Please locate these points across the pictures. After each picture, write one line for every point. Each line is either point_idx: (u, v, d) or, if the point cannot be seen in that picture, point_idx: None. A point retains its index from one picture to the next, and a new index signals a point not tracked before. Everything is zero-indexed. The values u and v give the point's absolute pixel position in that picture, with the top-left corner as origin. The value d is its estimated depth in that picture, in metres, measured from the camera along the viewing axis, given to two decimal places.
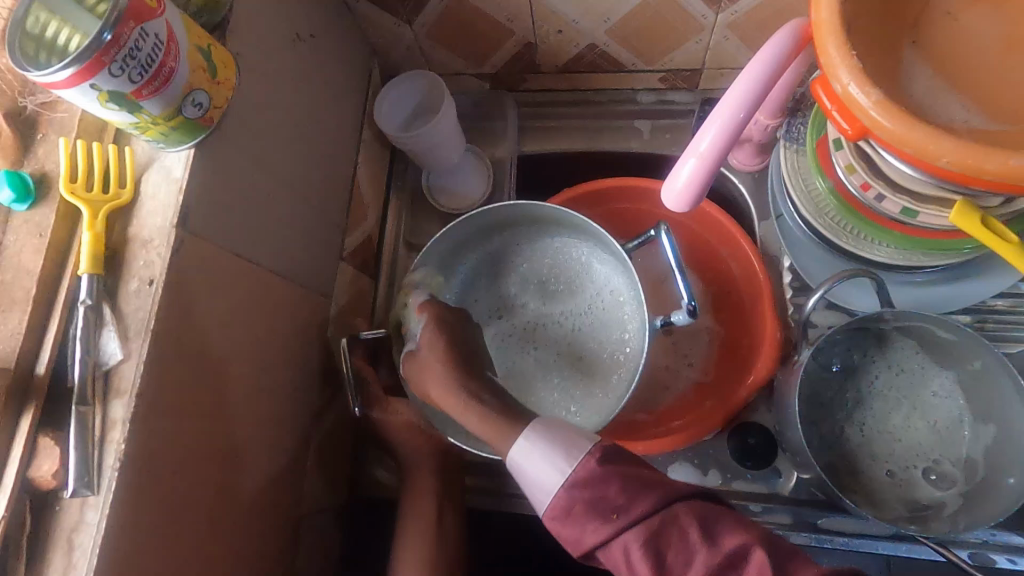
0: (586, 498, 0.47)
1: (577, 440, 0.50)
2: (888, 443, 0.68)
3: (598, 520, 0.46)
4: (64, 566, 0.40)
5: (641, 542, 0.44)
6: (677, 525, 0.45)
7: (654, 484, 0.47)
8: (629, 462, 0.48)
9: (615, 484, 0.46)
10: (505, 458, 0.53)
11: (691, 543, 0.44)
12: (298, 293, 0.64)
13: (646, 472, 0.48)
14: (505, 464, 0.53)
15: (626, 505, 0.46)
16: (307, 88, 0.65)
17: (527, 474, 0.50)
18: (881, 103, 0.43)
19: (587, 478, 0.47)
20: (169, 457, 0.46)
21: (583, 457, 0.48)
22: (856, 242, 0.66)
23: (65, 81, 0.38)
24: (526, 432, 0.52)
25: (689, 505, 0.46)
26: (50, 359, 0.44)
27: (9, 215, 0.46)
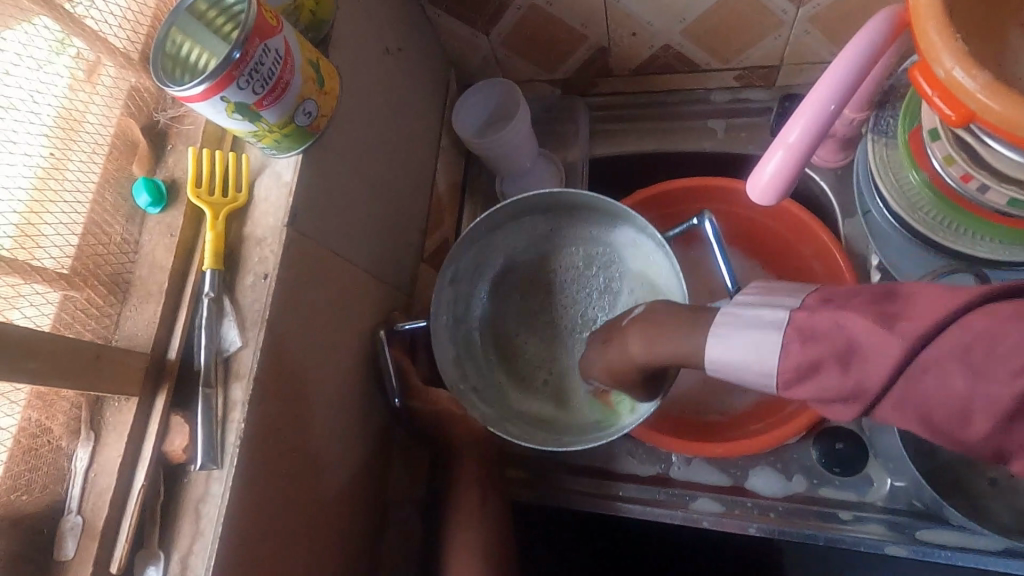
0: (801, 386, 0.45)
1: (796, 292, 0.49)
2: None
3: (812, 404, 0.45)
4: (193, 533, 0.44)
5: (811, 396, 0.44)
6: (784, 357, 0.45)
7: (793, 349, 0.45)
8: (825, 339, 0.42)
9: (834, 370, 0.42)
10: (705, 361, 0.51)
11: (858, 356, 0.41)
12: (385, 291, 0.68)
13: (784, 357, 0.45)
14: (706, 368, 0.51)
15: (780, 377, 0.45)
16: (393, 96, 0.68)
17: (744, 359, 0.48)
18: (990, 86, 0.41)
19: (803, 360, 0.44)
20: (278, 440, 0.50)
21: (794, 305, 0.47)
22: (955, 238, 0.63)
23: (200, 95, 0.43)
24: (727, 303, 0.52)
25: (842, 312, 0.42)
26: (179, 346, 0.48)
27: (144, 217, 0.52)
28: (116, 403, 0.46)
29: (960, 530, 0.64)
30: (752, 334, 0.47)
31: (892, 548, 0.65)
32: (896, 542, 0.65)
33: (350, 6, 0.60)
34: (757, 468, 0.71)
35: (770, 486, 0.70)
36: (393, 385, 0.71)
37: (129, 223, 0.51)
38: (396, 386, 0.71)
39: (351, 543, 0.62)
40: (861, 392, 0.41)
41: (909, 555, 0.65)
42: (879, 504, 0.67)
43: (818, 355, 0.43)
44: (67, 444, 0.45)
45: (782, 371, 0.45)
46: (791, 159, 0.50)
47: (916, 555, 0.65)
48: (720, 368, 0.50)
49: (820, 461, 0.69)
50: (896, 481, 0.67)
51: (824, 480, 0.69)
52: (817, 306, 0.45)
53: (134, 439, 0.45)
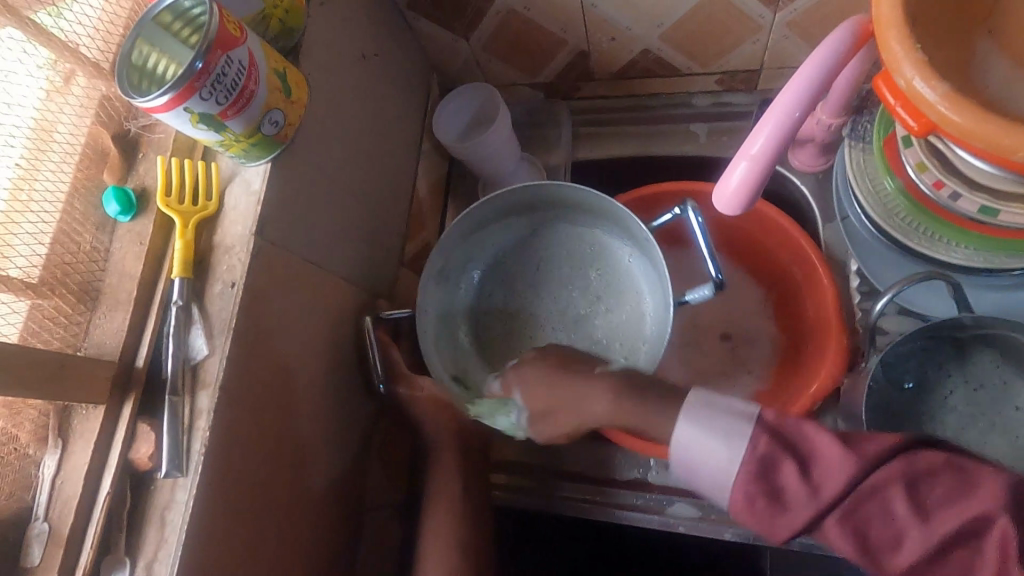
0: (760, 490, 0.42)
1: (736, 423, 0.45)
2: None
3: (782, 511, 0.42)
4: (158, 540, 0.45)
5: (840, 524, 0.41)
6: (816, 465, 0.42)
7: (840, 459, 0.41)
8: (762, 459, 0.43)
9: (793, 469, 0.42)
10: (668, 455, 0.48)
11: (899, 519, 0.40)
12: (362, 296, 0.68)
13: (815, 450, 0.43)
14: (669, 462, 0.48)
15: (810, 494, 0.41)
16: (370, 103, 0.68)
17: (702, 461, 0.45)
18: (949, 97, 0.41)
19: (764, 459, 0.43)
20: (247, 448, 0.50)
21: (746, 447, 0.44)
22: (930, 244, 0.63)
23: (163, 106, 0.43)
24: (679, 424, 0.47)
25: (889, 472, 0.41)
26: (147, 355, 0.49)
27: (115, 226, 0.52)
28: (82, 411, 0.46)
29: None
30: (717, 436, 0.45)
31: None
32: None
33: (323, 14, 0.60)
34: None
35: None
36: (371, 390, 0.71)
37: (100, 232, 0.52)
38: (374, 390, 0.72)
39: (325, 547, 0.63)
40: (903, 539, 0.40)
41: None
42: None
43: (787, 455, 0.43)
44: (35, 452, 0.46)
45: (821, 486, 0.41)
46: (757, 167, 0.50)
47: None
48: (683, 454, 0.47)
49: None
50: None
51: None
52: (798, 424, 0.44)
53: (101, 446, 0.46)
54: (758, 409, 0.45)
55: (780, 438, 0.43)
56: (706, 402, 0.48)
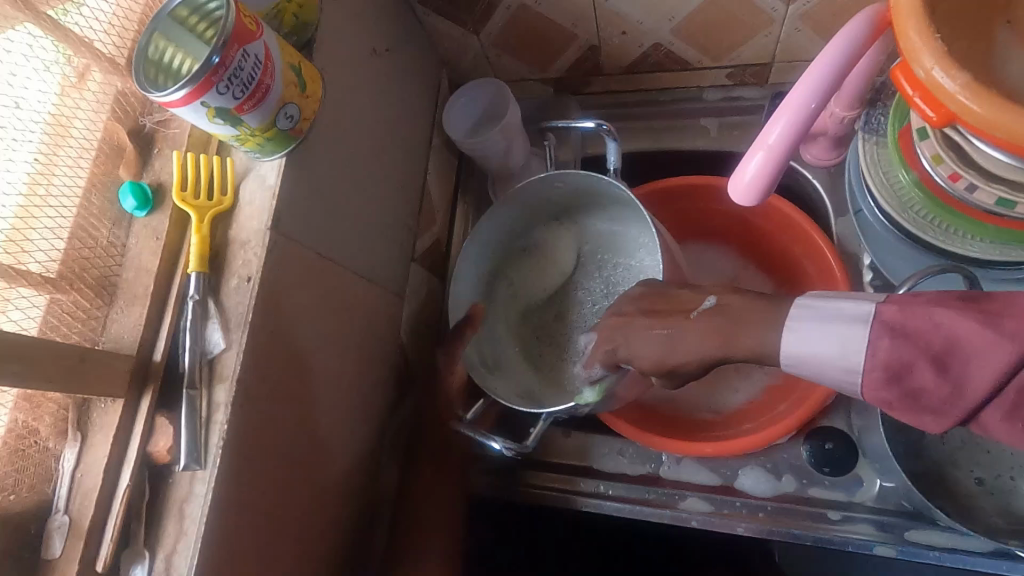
0: (895, 397, 0.37)
1: (846, 313, 0.41)
2: (976, 454, 0.67)
3: (928, 410, 0.36)
4: (177, 532, 0.45)
5: (1006, 421, 0.34)
6: (962, 353, 0.35)
7: (992, 347, 0.34)
8: (904, 349, 0.37)
9: (929, 371, 0.35)
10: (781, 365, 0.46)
11: None
12: (374, 291, 0.68)
13: (955, 337, 0.35)
14: (783, 369, 0.46)
15: (953, 392, 0.35)
16: (381, 98, 0.68)
17: (813, 364, 0.43)
18: (970, 87, 0.41)
19: (890, 361, 0.37)
20: (263, 443, 0.50)
21: (865, 341, 0.39)
22: (945, 238, 0.62)
23: (180, 100, 0.43)
24: (787, 331, 0.45)
25: None
26: (164, 349, 0.49)
27: (132, 221, 0.52)
28: (101, 405, 0.46)
29: (947, 531, 0.63)
30: (831, 342, 0.41)
31: (880, 548, 0.65)
32: (885, 542, 0.64)
33: (335, 9, 0.60)
34: (746, 468, 0.71)
35: (759, 486, 0.70)
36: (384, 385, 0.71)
37: (116, 227, 0.52)
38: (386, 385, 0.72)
39: (339, 541, 0.63)
40: None
41: (897, 556, 0.64)
42: (867, 504, 0.67)
43: (918, 355, 0.36)
44: (54, 445, 0.46)
45: (969, 378, 0.34)
46: (772, 160, 0.50)
47: (904, 556, 0.64)
48: (796, 362, 0.44)
49: (810, 460, 0.69)
50: (885, 482, 0.67)
51: (813, 480, 0.69)
52: (924, 307, 0.37)
53: (120, 440, 0.46)
54: (874, 306, 0.39)
55: (902, 333, 0.37)
56: (821, 300, 0.43)
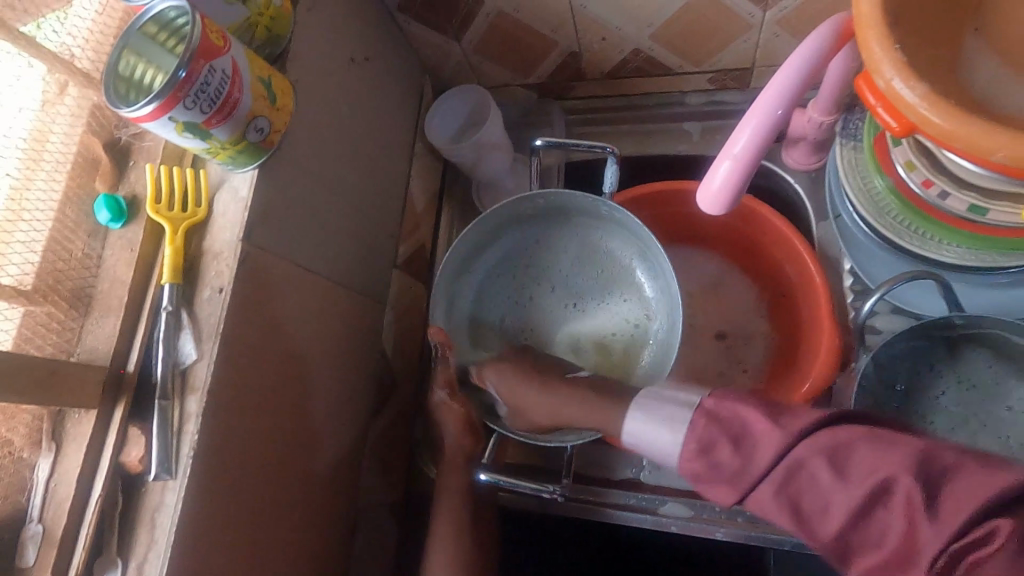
0: (699, 466, 0.44)
1: (677, 411, 0.47)
2: None
3: (723, 480, 0.42)
4: (148, 541, 0.46)
5: (775, 496, 0.40)
6: (806, 470, 0.39)
7: (769, 433, 0.41)
8: (721, 424, 0.44)
9: (726, 448, 0.42)
10: (621, 435, 0.53)
11: (825, 489, 0.38)
12: (354, 298, 0.69)
13: (747, 426, 0.42)
14: (623, 441, 0.52)
15: (738, 463, 0.41)
16: (361, 106, 0.69)
17: (650, 444, 0.49)
18: (928, 97, 0.41)
19: (701, 439, 0.44)
20: (236, 453, 0.51)
21: (687, 425, 0.46)
22: (921, 243, 0.62)
23: (147, 116, 0.43)
24: (633, 406, 0.51)
25: (812, 443, 0.39)
26: (138, 360, 0.49)
27: (107, 233, 0.53)
28: (75, 415, 0.47)
29: None
30: (661, 423, 0.48)
31: None
32: None
33: (312, 19, 0.60)
34: None
35: None
36: (365, 391, 0.72)
37: (92, 239, 0.53)
38: (368, 391, 0.72)
39: (317, 547, 0.64)
40: (830, 506, 0.38)
41: None
42: None
43: (720, 436, 0.43)
44: (29, 455, 0.47)
45: (819, 522, 0.39)
46: (740, 168, 0.49)
47: None
48: (636, 440, 0.50)
49: None
50: None
51: None
52: (735, 404, 0.44)
53: (93, 450, 0.47)
54: (699, 398, 0.46)
55: (715, 419, 0.44)
56: (661, 390, 0.51)
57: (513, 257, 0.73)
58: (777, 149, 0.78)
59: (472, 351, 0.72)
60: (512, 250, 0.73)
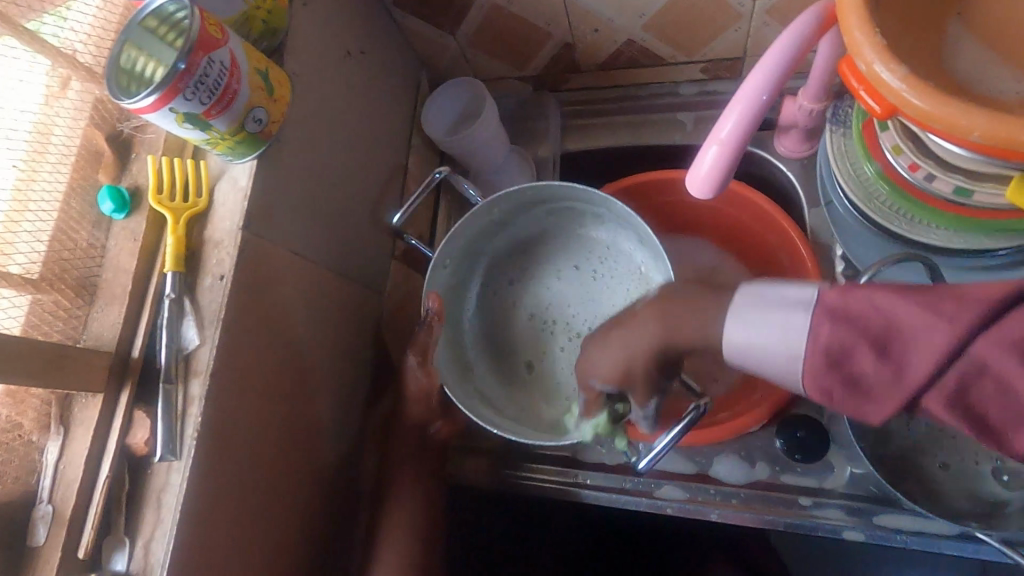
0: (832, 380, 0.38)
1: (790, 313, 0.41)
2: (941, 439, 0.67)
3: (869, 396, 0.36)
4: (154, 520, 0.47)
5: (947, 407, 0.34)
6: (986, 377, 0.33)
7: (928, 334, 0.34)
8: (853, 321, 0.37)
9: (869, 356, 0.36)
10: (724, 351, 0.47)
11: (1021, 396, 0.32)
12: (353, 288, 0.70)
13: (896, 322, 0.35)
14: (725, 359, 0.47)
15: (892, 377, 0.35)
16: (358, 99, 0.70)
17: (762, 354, 0.43)
18: (907, 79, 0.42)
19: (831, 345, 0.38)
20: (239, 435, 0.52)
21: (811, 327, 0.39)
22: (910, 227, 0.63)
23: (148, 107, 0.45)
24: (732, 309, 0.45)
25: (989, 339, 0.32)
26: (142, 346, 0.51)
27: (111, 223, 0.54)
28: (82, 399, 0.49)
29: (914, 515, 0.65)
30: (772, 326, 0.42)
31: (850, 533, 0.66)
32: (855, 527, 0.66)
33: (307, 13, 0.61)
34: (720, 457, 0.72)
35: (733, 473, 0.71)
36: (365, 379, 0.73)
37: (96, 228, 0.54)
38: (367, 380, 0.74)
39: (319, 530, 0.65)
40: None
41: (867, 540, 0.66)
42: (838, 491, 0.68)
43: (859, 341, 0.37)
44: (38, 438, 0.48)
45: (1004, 433, 0.34)
46: (726, 152, 0.50)
47: (872, 541, 0.66)
48: (742, 352, 0.44)
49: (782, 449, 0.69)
50: (856, 469, 0.68)
51: (786, 468, 0.70)
52: (867, 296, 0.37)
53: (100, 432, 0.48)
54: (815, 291, 0.40)
55: (842, 319, 0.38)
56: (765, 287, 0.44)
57: (511, 245, 0.79)
58: (769, 137, 0.79)
59: (470, 328, 0.79)
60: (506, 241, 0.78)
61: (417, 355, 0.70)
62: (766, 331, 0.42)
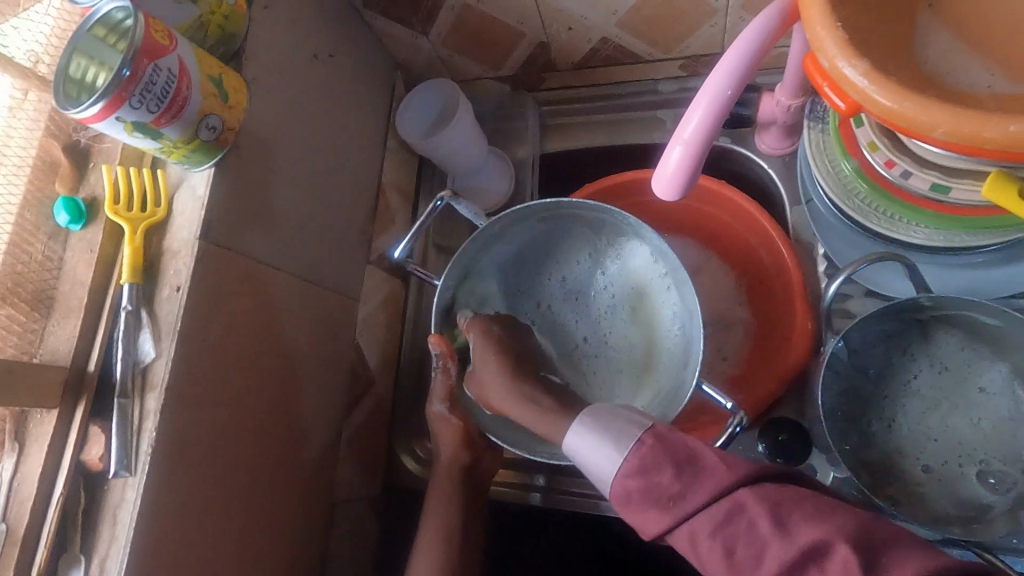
0: (637, 484, 0.45)
1: (629, 426, 0.48)
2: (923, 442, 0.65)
3: (656, 503, 0.44)
4: (109, 538, 0.46)
5: (712, 533, 0.42)
6: (746, 516, 0.42)
7: (715, 471, 0.45)
8: (648, 467, 0.45)
9: (669, 473, 0.45)
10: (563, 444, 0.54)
11: (762, 535, 0.41)
12: (324, 295, 0.69)
13: (695, 454, 0.45)
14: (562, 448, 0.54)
15: (682, 487, 0.44)
16: (326, 103, 0.69)
17: (591, 464, 0.50)
18: (870, 74, 0.40)
19: (643, 462, 0.46)
20: (200, 449, 0.51)
21: (634, 445, 0.47)
22: (889, 226, 0.62)
23: (94, 116, 0.44)
24: (580, 418, 0.52)
25: (756, 492, 0.43)
26: (98, 359, 0.50)
27: (68, 235, 0.53)
28: (37, 415, 0.48)
29: None
30: (609, 440, 0.48)
31: None
32: None
33: (268, 17, 0.60)
34: None
35: None
36: (339, 387, 0.72)
37: (53, 241, 0.53)
38: (343, 388, 0.73)
39: (290, 542, 0.64)
40: (766, 552, 0.41)
41: None
42: None
43: (666, 459, 0.45)
44: None
45: (754, 572, 0.41)
46: (691, 152, 0.48)
47: None
48: (579, 460, 0.51)
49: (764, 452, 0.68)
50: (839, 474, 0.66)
51: None
52: (686, 438, 0.47)
53: (54, 449, 0.47)
54: (650, 421, 0.48)
55: (663, 441, 0.46)
56: (615, 410, 0.51)
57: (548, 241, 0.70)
58: (748, 133, 0.78)
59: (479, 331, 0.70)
60: (528, 241, 0.69)
61: (443, 401, 0.71)
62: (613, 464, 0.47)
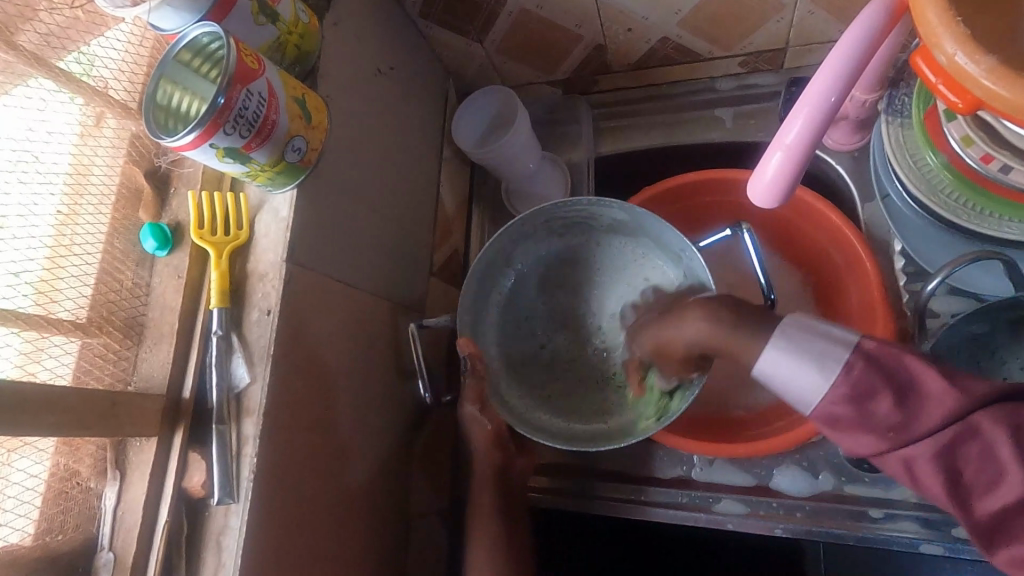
0: (848, 412, 0.45)
1: (831, 345, 0.46)
2: None
3: (868, 428, 0.44)
4: (216, 563, 0.47)
5: (931, 460, 0.43)
6: (979, 440, 0.42)
7: (939, 397, 0.44)
8: (884, 368, 0.44)
9: (888, 399, 0.44)
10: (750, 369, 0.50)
11: (1000, 461, 0.42)
12: (394, 308, 0.69)
13: (920, 382, 0.44)
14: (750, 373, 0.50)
15: (899, 421, 0.44)
16: (390, 118, 0.69)
17: (788, 387, 0.47)
18: (995, 71, 0.38)
19: (860, 384, 0.44)
20: (293, 473, 0.52)
21: (841, 367, 0.45)
22: (980, 220, 0.59)
23: (189, 144, 0.43)
24: (777, 335, 0.49)
25: (991, 414, 0.42)
26: (193, 385, 0.50)
27: (154, 261, 0.54)
28: (136, 443, 0.48)
29: None
30: (810, 357, 0.46)
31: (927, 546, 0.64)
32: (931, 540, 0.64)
33: (337, 34, 0.59)
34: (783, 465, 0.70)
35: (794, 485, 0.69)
36: (409, 400, 0.72)
37: (139, 268, 0.53)
38: (412, 401, 0.72)
39: (376, 556, 0.64)
40: (997, 483, 0.42)
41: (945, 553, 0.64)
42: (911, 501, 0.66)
43: (884, 386, 0.44)
44: (95, 484, 0.48)
45: (976, 499, 0.44)
46: (792, 159, 0.48)
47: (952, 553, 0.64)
48: (766, 373, 0.49)
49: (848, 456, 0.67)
50: None
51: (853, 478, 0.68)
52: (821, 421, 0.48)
53: (156, 477, 0.48)
54: (859, 337, 0.46)
55: (877, 363, 0.44)
56: (804, 319, 0.49)
57: (573, 221, 0.70)
58: None
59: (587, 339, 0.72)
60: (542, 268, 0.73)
61: (475, 402, 0.66)
62: (817, 383, 0.46)
